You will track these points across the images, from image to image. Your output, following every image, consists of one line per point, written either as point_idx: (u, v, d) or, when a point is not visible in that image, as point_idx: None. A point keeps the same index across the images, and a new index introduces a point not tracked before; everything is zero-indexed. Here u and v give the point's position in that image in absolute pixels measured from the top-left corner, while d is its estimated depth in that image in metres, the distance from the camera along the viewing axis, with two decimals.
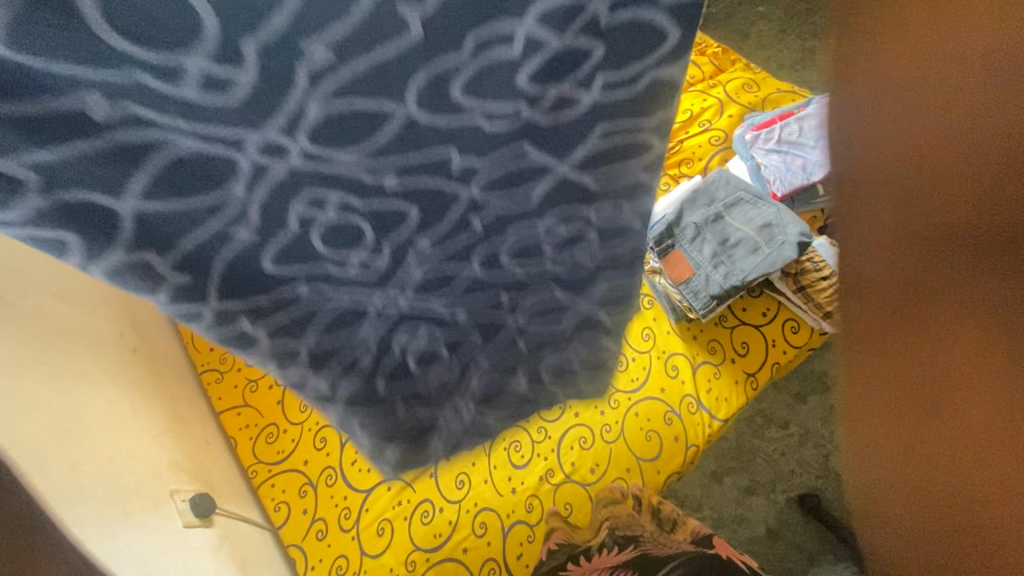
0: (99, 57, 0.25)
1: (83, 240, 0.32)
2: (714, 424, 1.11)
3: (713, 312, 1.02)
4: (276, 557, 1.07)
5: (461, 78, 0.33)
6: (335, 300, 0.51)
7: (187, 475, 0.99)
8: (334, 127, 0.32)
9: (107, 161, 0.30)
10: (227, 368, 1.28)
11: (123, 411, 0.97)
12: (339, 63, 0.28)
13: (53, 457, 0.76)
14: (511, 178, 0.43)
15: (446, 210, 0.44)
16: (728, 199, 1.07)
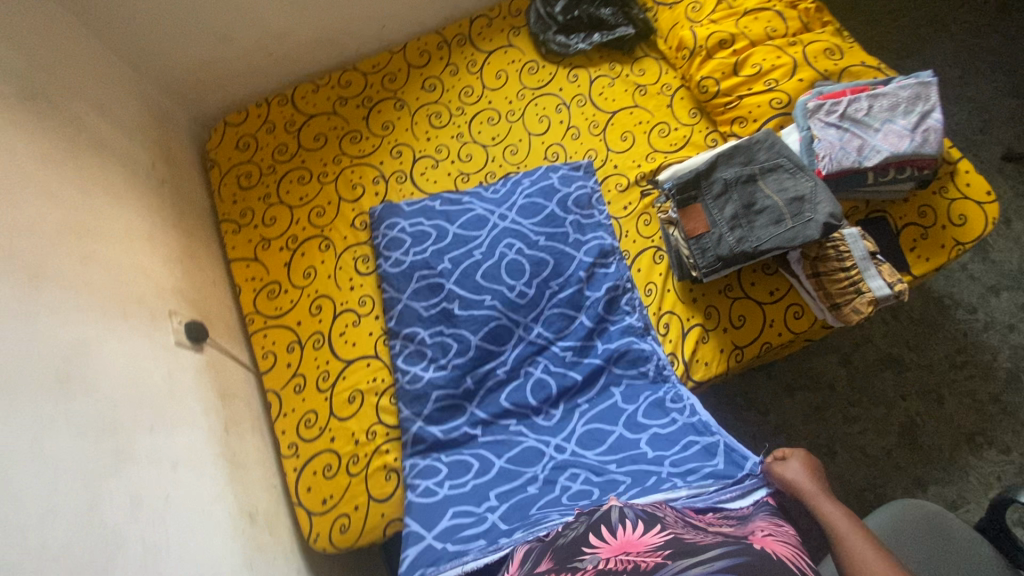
0: (482, 426, 1.11)
1: (444, 482, 1.05)
2: (685, 383, 1.11)
3: (716, 275, 0.99)
4: (255, 397, 1.15)
5: (603, 465, 1.03)
6: (518, 476, 1.04)
7: (188, 304, 1.07)
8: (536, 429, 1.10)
9: (460, 451, 1.08)
10: (245, 223, 1.33)
11: (141, 231, 1.04)
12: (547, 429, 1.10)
13: (66, 248, 0.83)
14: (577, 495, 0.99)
15: (556, 449, 1.07)
16: (766, 163, 1.01)
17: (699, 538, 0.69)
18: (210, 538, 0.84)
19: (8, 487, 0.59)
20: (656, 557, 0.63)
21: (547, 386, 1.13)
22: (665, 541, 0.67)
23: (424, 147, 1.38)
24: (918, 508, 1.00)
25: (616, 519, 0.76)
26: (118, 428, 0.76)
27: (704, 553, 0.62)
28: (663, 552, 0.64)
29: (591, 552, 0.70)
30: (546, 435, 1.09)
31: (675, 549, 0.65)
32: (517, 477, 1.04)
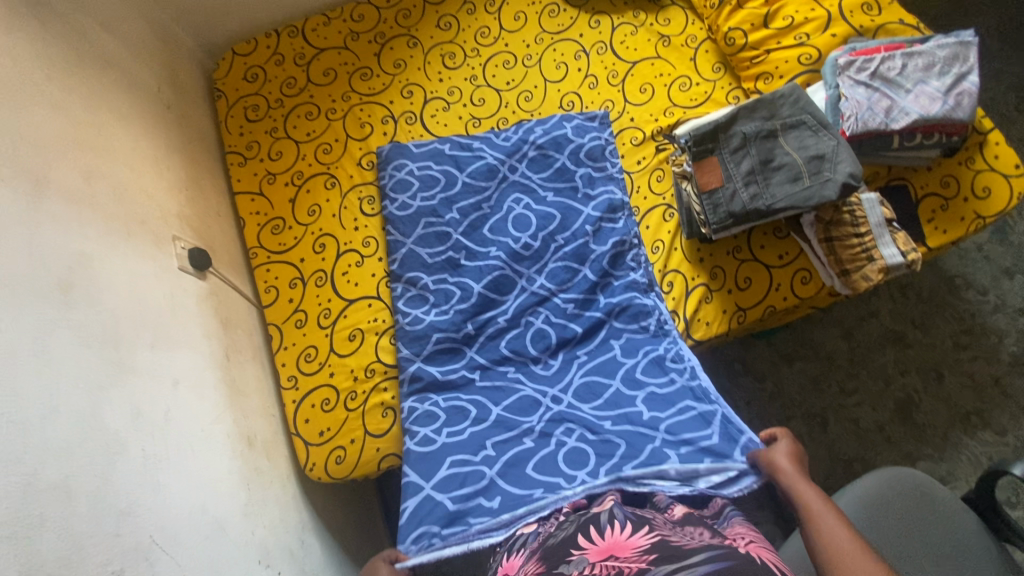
0: (480, 372, 1.11)
1: (443, 428, 1.06)
2: (686, 341, 1.11)
3: (726, 232, 0.96)
4: (256, 329, 1.16)
5: (598, 423, 1.04)
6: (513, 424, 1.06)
7: (192, 231, 1.06)
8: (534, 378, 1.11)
9: (456, 393, 1.10)
10: (251, 156, 1.31)
11: (146, 154, 1.03)
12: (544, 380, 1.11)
13: (70, 160, 0.82)
14: (572, 455, 1.01)
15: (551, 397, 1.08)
16: (789, 119, 0.97)
17: (685, 539, 0.68)
18: (209, 457, 0.86)
19: (11, 383, 0.60)
20: (640, 561, 0.63)
21: (547, 335, 1.13)
22: (652, 544, 0.67)
23: (435, 88, 1.34)
24: (905, 477, 1.01)
25: (606, 520, 0.77)
26: (120, 341, 0.77)
27: (690, 556, 0.61)
28: (648, 555, 0.63)
29: (578, 554, 0.70)
30: (544, 385, 1.10)
31: (660, 552, 0.64)
32: (512, 426, 1.06)
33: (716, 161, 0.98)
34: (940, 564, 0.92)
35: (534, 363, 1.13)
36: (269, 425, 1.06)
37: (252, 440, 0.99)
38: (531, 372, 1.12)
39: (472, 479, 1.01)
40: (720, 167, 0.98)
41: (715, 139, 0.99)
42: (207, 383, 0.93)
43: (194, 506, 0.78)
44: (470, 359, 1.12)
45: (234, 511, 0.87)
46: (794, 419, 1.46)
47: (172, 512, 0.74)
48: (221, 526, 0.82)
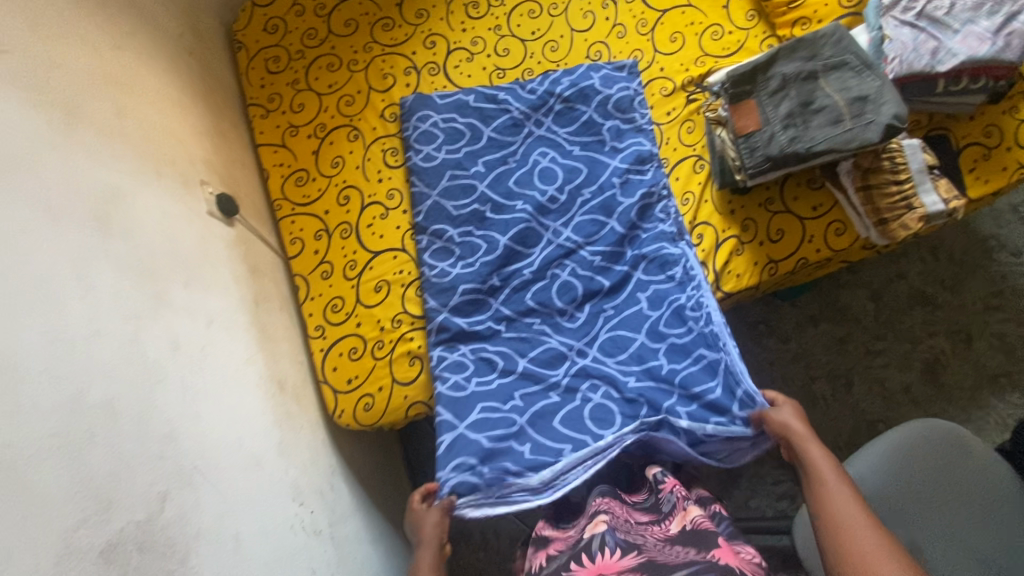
0: (509, 323, 1.11)
1: (474, 377, 1.06)
2: (714, 293, 1.10)
3: (763, 175, 0.94)
4: (282, 280, 1.16)
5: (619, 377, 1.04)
6: (541, 374, 1.06)
7: (219, 178, 1.06)
8: (561, 331, 1.10)
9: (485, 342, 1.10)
10: (274, 108, 1.30)
11: (172, 98, 1.01)
12: (571, 333, 1.10)
13: (101, 96, 0.81)
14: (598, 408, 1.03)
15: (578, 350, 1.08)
16: (831, 60, 0.94)
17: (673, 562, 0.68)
18: (243, 396, 0.87)
19: (55, 306, 0.60)
20: None
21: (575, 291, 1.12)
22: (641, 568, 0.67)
23: (458, 38, 1.31)
24: (943, 428, 0.99)
25: (597, 546, 0.75)
26: (155, 276, 0.77)
27: None
28: None
29: None
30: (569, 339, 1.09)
31: None
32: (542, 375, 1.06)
33: (752, 103, 0.96)
34: (970, 513, 0.92)
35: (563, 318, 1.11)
36: (298, 373, 1.07)
37: (283, 383, 1.00)
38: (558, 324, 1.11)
39: (501, 423, 1.02)
40: (756, 110, 0.95)
41: (751, 81, 0.96)
42: (239, 325, 0.93)
43: (232, 440, 0.80)
44: (497, 310, 1.11)
45: (269, 448, 0.88)
46: (818, 379, 1.45)
47: (212, 442, 0.75)
48: (257, 461, 0.84)
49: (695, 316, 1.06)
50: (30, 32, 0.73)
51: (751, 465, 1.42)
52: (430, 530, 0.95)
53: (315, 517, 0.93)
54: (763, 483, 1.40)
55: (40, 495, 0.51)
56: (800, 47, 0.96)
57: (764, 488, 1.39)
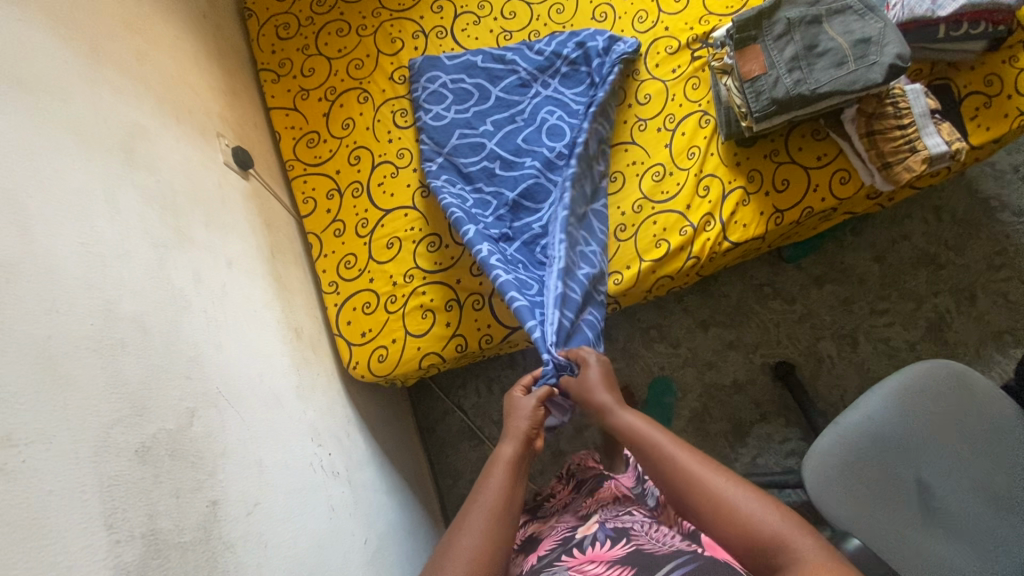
0: (531, 264, 1.11)
1: (530, 291, 1.04)
2: (721, 242, 1.11)
3: (769, 119, 0.96)
4: (296, 237, 1.18)
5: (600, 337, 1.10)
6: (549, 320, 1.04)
7: (233, 133, 1.08)
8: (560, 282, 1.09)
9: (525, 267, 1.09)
10: (284, 73, 1.32)
11: (187, 52, 1.03)
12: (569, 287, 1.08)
13: (122, 40, 0.83)
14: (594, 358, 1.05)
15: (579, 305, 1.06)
16: (833, 4, 0.96)
17: (661, 547, 0.68)
18: (262, 336, 0.88)
19: (87, 222, 0.61)
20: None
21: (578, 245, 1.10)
22: (628, 554, 0.67)
23: (465, 2, 1.33)
24: (945, 369, 0.97)
25: (589, 541, 0.74)
26: (177, 212, 0.79)
27: (662, 565, 0.62)
28: (626, 569, 0.64)
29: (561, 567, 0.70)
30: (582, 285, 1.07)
31: (638, 568, 0.63)
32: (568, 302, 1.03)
33: (759, 47, 0.97)
34: (972, 445, 0.94)
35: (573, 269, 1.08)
36: (313, 324, 1.09)
37: (299, 331, 1.02)
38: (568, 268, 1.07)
39: (557, 328, 0.99)
40: (762, 53, 0.97)
41: (757, 25, 0.98)
42: (256, 271, 0.95)
43: (252, 372, 0.81)
44: (513, 255, 1.10)
45: (288, 388, 0.90)
46: (824, 339, 1.47)
47: (234, 372, 0.77)
48: (276, 397, 0.85)
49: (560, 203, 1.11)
50: None
51: (758, 424, 1.43)
52: (523, 416, 0.88)
53: (332, 459, 0.94)
54: (771, 440, 1.41)
55: (78, 390, 0.53)
56: None
57: (772, 446, 1.41)
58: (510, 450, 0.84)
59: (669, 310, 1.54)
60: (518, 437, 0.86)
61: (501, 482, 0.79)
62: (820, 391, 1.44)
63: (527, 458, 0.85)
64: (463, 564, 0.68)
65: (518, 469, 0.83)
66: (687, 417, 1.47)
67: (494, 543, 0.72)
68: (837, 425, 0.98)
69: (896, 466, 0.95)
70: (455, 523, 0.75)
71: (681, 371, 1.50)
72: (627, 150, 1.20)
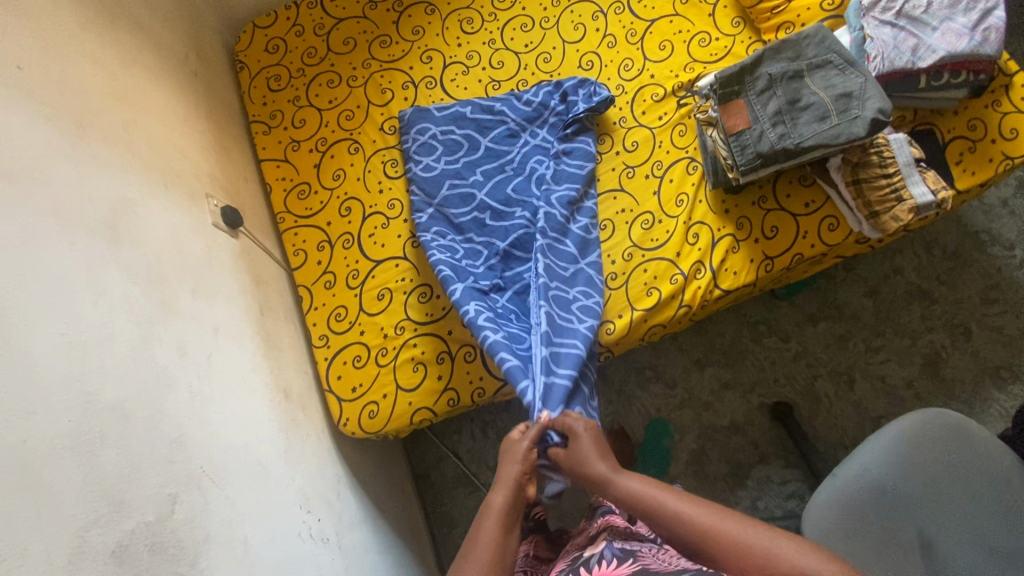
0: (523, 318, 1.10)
1: (518, 348, 1.04)
2: (712, 290, 1.11)
3: (756, 172, 0.97)
4: (286, 291, 1.18)
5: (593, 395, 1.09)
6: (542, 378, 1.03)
7: (223, 192, 1.08)
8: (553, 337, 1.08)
9: (513, 320, 1.09)
10: (275, 125, 1.33)
11: (177, 114, 1.04)
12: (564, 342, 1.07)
13: (110, 112, 0.84)
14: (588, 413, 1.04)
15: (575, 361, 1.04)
16: (814, 59, 0.98)
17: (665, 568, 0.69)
18: (251, 402, 0.87)
19: (68, 310, 0.61)
20: None
21: (568, 300, 1.09)
22: None
23: (454, 52, 1.35)
24: (936, 418, 0.96)
25: (595, 559, 0.76)
26: (164, 285, 0.78)
27: None
28: None
29: None
30: (577, 341, 1.05)
31: None
32: (558, 361, 1.02)
33: (741, 101, 0.99)
34: (976, 500, 0.91)
35: (568, 323, 1.07)
36: (303, 382, 1.08)
37: (289, 391, 1.01)
38: (559, 325, 1.06)
39: (545, 388, 0.99)
40: (746, 108, 0.98)
41: (738, 80, 1.00)
42: (244, 335, 0.94)
43: (239, 443, 0.80)
44: (503, 307, 1.11)
45: (276, 455, 0.88)
46: (821, 377, 1.46)
47: (219, 447, 0.76)
48: (263, 466, 0.84)
49: (541, 257, 1.10)
50: (45, 51, 0.76)
51: (758, 465, 1.41)
52: (515, 461, 0.87)
53: (322, 525, 0.92)
54: (771, 483, 1.39)
55: (53, 495, 0.52)
56: (789, 41, 1.00)
57: (771, 488, 1.39)
58: (500, 498, 0.82)
59: (664, 350, 1.53)
60: (510, 483, 0.84)
61: (493, 531, 0.77)
62: (819, 431, 1.43)
63: (518, 502, 0.84)
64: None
65: (510, 519, 0.81)
66: (686, 459, 1.45)
67: None
68: (835, 478, 0.97)
69: (895, 520, 0.93)
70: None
71: (679, 411, 1.49)
72: (615, 197, 1.21)
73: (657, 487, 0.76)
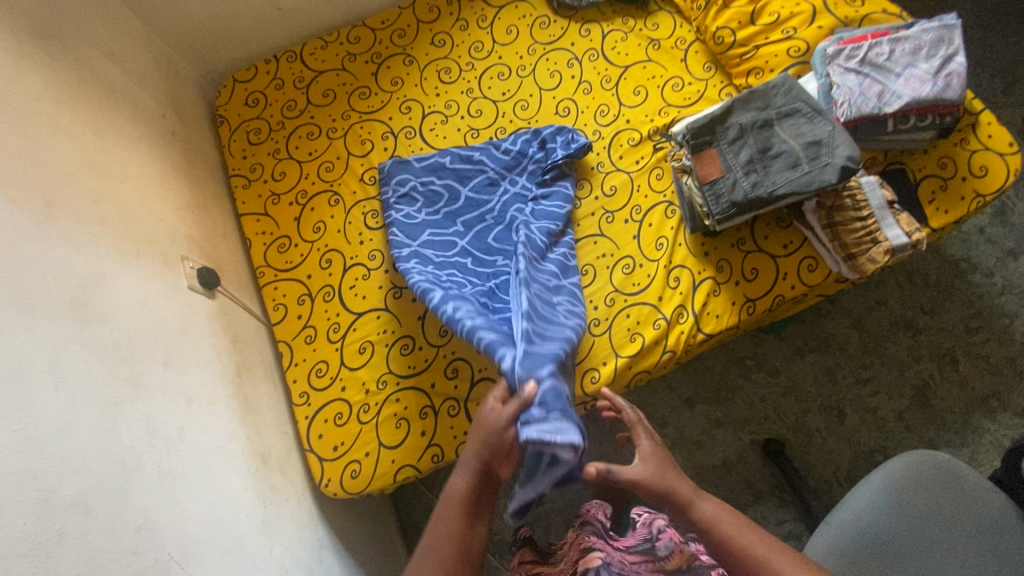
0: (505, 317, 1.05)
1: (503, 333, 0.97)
2: (696, 335, 1.11)
3: (730, 221, 0.97)
4: (266, 348, 1.17)
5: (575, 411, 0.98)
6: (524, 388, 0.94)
7: (200, 251, 1.07)
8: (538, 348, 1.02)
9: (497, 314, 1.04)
10: (255, 178, 1.33)
11: (153, 177, 1.04)
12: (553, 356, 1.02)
13: (81, 183, 0.84)
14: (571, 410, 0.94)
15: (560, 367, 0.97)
16: (782, 108, 1.00)
17: None
18: (225, 473, 0.85)
19: (27, 401, 0.60)
20: None
21: (552, 301, 1.05)
22: None
23: (433, 102, 1.36)
24: (927, 462, 0.95)
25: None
26: (133, 359, 0.77)
27: None
28: None
29: None
30: (563, 333, 0.99)
31: None
32: (546, 342, 0.96)
33: (713, 150, 1.00)
34: (970, 546, 0.88)
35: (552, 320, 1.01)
36: (282, 443, 1.05)
37: (267, 455, 0.98)
38: (543, 315, 1.00)
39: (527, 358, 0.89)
40: (719, 157, 0.99)
41: (709, 130, 1.01)
42: (218, 400, 0.92)
43: (212, 519, 0.78)
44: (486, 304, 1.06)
45: (251, 527, 0.86)
46: (811, 412, 1.45)
47: (189, 526, 0.73)
48: (237, 541, 0.81)
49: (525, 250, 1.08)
50: (11, 130, 0.75)
51: (753, 505, 1.39)
52: (487, 436, 0.75)
53: None
54: (767, 523, 1.37)
55: None
56: (761, 88, 1.02)
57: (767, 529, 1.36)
58: (463, 483, 0.74)
59: (654, 389, 1.52)
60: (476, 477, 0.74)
61: (451, 532, 0.72)
62: (812, 467, 1.41)
63: (487, 496, 0.75)
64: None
65: (476, 504, 0.74)
66: None
67: None
68: (829, 525, 0.95)
69: (895, 572, 0.89)
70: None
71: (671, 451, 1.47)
72: (596, 242, 1.21)
73: (733, 517, 0.71)
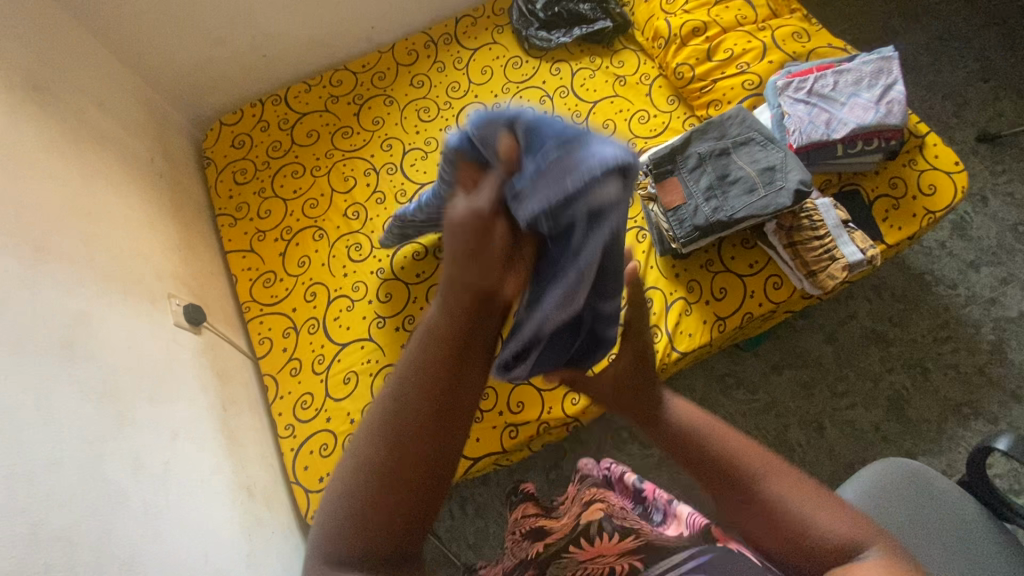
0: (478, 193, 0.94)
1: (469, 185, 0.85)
2: (670, 353, 1.14)
3: (695, 243, 1.02)
4: (251, 382, 1.19)
5: None
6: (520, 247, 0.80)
7: (186, 289, 1.10)
8: None
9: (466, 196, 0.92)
10: (241, 216, 1.38)
11: (140, 219, 1.08)
12: None
13: (71, 228, 0.87)
14: None
15: None
16: (738, 137, 1.06)
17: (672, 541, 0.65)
18: (210, 506, 0.86)
19: (15, 440, 0.62)
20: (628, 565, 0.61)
21: None
22: (640, 545, 0.64)
23: (412, 140, 1.42)
24: (898, 469, 0.96)
25: (595, 531, 0.69)
26: (120, 396, 0.79)
27: (672, 560, 0.59)
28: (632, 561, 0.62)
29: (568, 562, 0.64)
30: None
31: (647, 560, 0.61)
32: None
33: (676, 181, 1.06)
34: (948, 551, 0.88)
35: None
36: (268, 476, 1.06)
37: (253, 488, 1.00)
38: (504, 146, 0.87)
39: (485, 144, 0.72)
40: (681, 186, 1.06)
41: (670, 163, 1.08)
42: (204, 433, 0.94)
43: (197, 553, 0.78)
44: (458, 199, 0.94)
45: (236, 560, 0.86)
46: (791, 427, 1.48)
47: (174, 560, 0.74)
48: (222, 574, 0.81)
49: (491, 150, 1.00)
50: (3, 179, 0.79)
51: None
52: (463, 241, 0.44)
53: None
54: None
55: None
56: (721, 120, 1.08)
57: None
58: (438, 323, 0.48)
59: None
60: (455, 301, 0.47)
61: (413, 398, 0.47)
62: None
63: (480, 329, 0.49)
64: (350, 517, 0.47)
65: (456, 358, 0.48)
66: None
67: (409, 475, 0.46)
68: None
69: None
70: (351, 452, 0.49)
71: None
72: None
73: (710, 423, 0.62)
